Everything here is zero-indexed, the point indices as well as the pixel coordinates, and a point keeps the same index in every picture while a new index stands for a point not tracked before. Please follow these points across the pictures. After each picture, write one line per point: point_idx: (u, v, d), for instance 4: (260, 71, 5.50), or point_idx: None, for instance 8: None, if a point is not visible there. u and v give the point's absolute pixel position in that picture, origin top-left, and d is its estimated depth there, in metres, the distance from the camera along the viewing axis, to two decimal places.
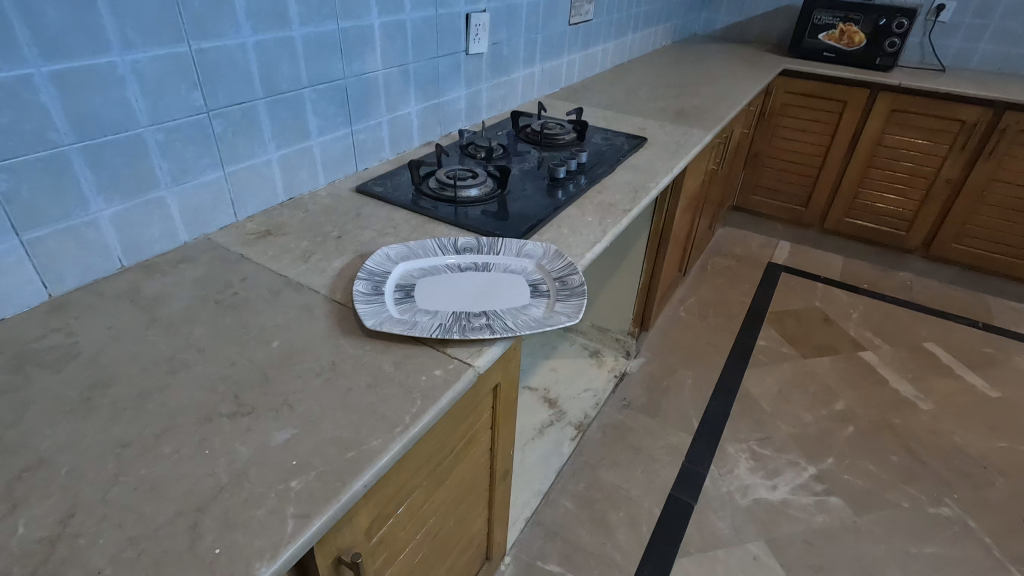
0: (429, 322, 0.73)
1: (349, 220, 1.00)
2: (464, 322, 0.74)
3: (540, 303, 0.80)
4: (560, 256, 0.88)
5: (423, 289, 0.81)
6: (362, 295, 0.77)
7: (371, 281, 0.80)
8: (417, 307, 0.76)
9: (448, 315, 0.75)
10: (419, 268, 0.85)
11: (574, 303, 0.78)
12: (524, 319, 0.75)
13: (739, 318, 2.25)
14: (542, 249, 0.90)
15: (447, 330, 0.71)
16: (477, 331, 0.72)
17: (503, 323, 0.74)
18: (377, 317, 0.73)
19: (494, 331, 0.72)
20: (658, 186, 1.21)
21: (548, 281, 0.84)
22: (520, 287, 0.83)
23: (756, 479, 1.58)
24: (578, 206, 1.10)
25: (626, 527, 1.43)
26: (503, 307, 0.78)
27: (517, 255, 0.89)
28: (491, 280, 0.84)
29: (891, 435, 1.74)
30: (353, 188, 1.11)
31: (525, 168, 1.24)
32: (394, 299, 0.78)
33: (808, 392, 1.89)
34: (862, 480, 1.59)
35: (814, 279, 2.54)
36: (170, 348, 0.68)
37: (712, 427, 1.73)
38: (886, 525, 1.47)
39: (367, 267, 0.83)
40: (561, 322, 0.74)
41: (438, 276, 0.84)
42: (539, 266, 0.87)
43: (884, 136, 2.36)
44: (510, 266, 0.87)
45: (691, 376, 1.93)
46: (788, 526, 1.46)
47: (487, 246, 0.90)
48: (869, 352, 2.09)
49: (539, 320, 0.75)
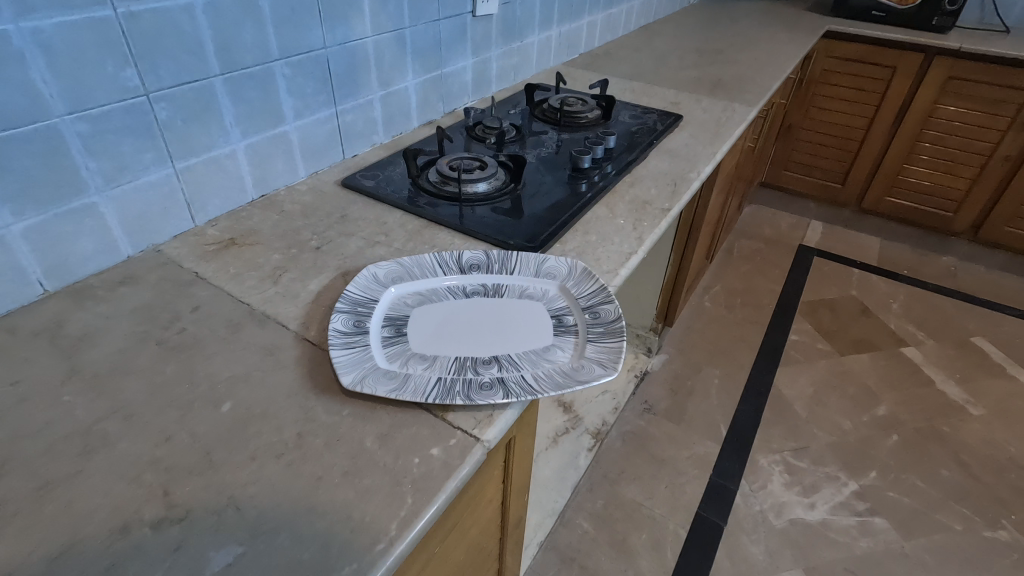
0: (424, 379, 0.56)
1: (333, 224, 0.83)
2: (468, 379, 0.57)
3: (566, 347, 0.63)
4: (589, 276, 0.71)
5: (419, 322, 0.65)
6: (339, 335, 0.60)
7: (354, 315, 0.64)
8: (410, 353, 0.60)
9: (448, 368, 0.59)
10: (416, 291, 0.69)
11: (612, 347, 0.61)
12: (547, 373, 0.58)
13: (769, 309, 2.07)
14: (567, 266, 0.73)
15: (446, 392, 0.55)
16: (486, 395, 0.55)
17: (519, 381, 0.57)
18: (356, 371, 0.56)
19: (508, 394, 0.55)
20: (700, 176, 1.02)
21: (575, 311, 0.67)
22: (541, 321, 0.66)
23: (791, 496, 1.44)
24: (606, 203, 0.92)
25: (649, 552, 1.30)
26: (521, 353, 0.61)
27: (536, 274, 0.72)
28: (503, 310, 0.67)
29: (939, 445, 1.59)
30: (339, 182, 0.93)
31: (543, 154, 1.05)
32: (381, 338, 0.62)
33: (847, 394, 1.74)
34: (909, 497, 1.45)
35: (849, 264, 2.35)
36: (88, 415, 0.53)
37: (742, 435, 1.59)
38: (937, 551, 1.33)
39: (347, 293, 0.66)
40: (596, 379, 0.57)
41: (437, 305, 0.67)
42: (564, 290, 0.70)
43: (937, 107, 2.12)
44: (527, 289, 0.70)
45: (718, 375, 1.77)
46: (828, 552, 1.32)
47: (499, 262, 0.73)
48: (912, 348, 1.92)
49: (565, 372, 0.58)
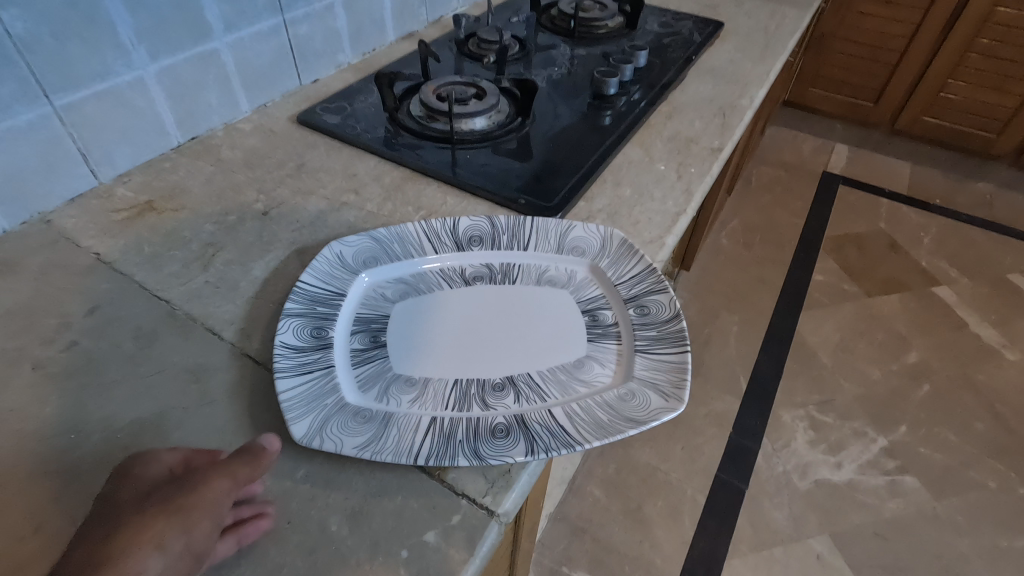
0: (411, 425, 0.39)
1: (286, 177, 0.63)
2: (474, 423, 0.40)
3: (608, 361, 0.46)
4: (630, 250, 0.53)
5: (403, 329, 0.48)
6: (289, 351, 0.43)
7: (311, 320, 0.46)
8: (390, 377, 0.43)
9: (445, 403, 0.42)
10: (398, 279, 0.52)
11: (670, 363, 0.44)
12: (584, 408, 0.41)
13: (792, 246, 1.90)
14: (598, 236, 0.54)
15: (442, 447, 0.38)
16: (500, 451, 0.38)
17: (547, 423, 0.40)
18: (313, 412, 0.39)
19: (534, 448, 0.38)
20: (753, 103, 0.81)
21: (614, 306, 0.50)
22: (568, 321, 0.49)
23: (817, 455, 1.34)
24: (639, 142, 0.72)
25: (666, 521, 1.22)
26: (546, 373, 0.44)
27: (558, 249, 0.54)
28: (515, 303, 0.50)
29: (972, 395, 1.49)
30: (295, 118, 0.72)
31: (554, 76, 0.83)
32: (348, 355, 0.45)
33: (875, 341, 1.61)
34: (942, 454, 1.36)
35: (878, 193, 2.16)
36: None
37: (763, 389, 1.47)
38: (970, 512, 1.26)
39: (298, 285, 0.48)
40: (657, 417, 0.40)
41: (427, 299, 0.50)
42: (597, 272, 0.52)
43: (995, 11, 1.83)
44: (548, 272, 0.53)
45: (737, 323, 1.64)
46: (856, 516, 1.24)
47: (508, 233, 0.55)
48: (945, 289, 1.78)
49: (610, 407, 0.41)
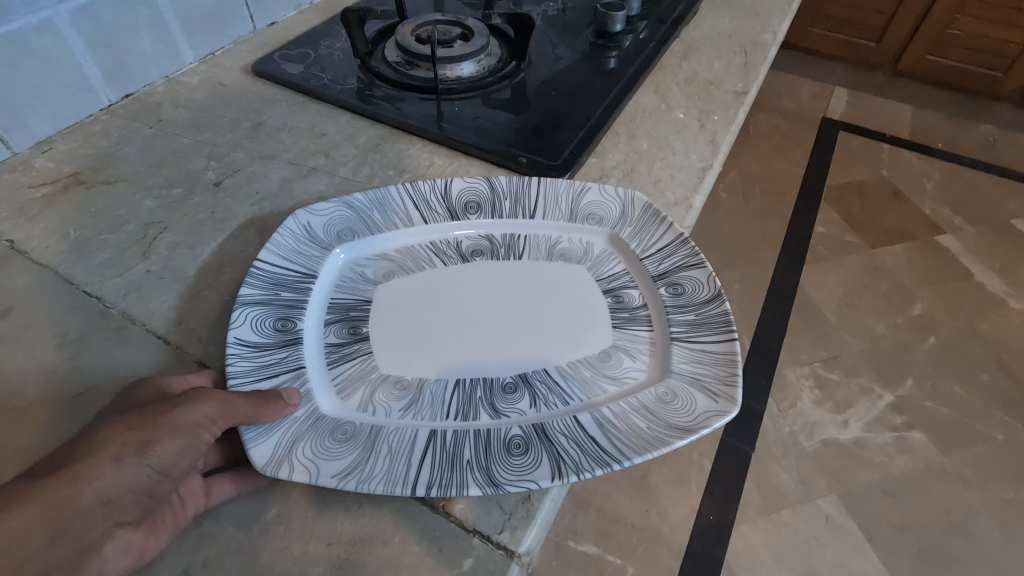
0: (405, 441, 0.36)
1: (241, 139, 0.53)
2: (490, 436, 0.36)
3: (639, 354, 0.42)
4: (658, 218, 0.48)
5: (389, 314, 0.43)
6: (247, 347, 0.38)
7: (275, 309, 0.42)
8: (374, 380, 0.39)
9: (448, 412, 0.38)
10: (380, 257, 0.47)
11: (717, 354, 0.40)
12: (617, 416, 0.38)
13: (792, 197, 1.83)
14: (615, 204, 0.50)
15: (451, 468, 0.34)
16: (521, 472, 0.34)
17: (574, 433, 0.37)
18: (279, 429, 0.35)
19: (562, 466, 0.34)
20: (777, 39, 0.71)
21: (643, 286, 0.46)
22: (585, 303, 0.45)
23: (823, 414, 1.31)
24: (652, 87, 0.63)
25: (672, 488, 1.18)
26: (566, 370, 0.41)
27: (569, 218, 0.49)
28: (522, 282, 0.46)
29: (978, 346, 1.46)
30: (249, 68, 0.61)
31: (550, 12, 0.72)
32: (323, 350, 0.41)
33: (879, 294, 1.56)
34: (948, 407, 1.34)
35: (879, 138, 2.07)
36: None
37: (766, 348, 1.43)
38: (978, 466, 1.24)
39: (257, 266, 0.43)
40: (705, 421, 0.36)
41: (420, 277, 0.46)
42: (618, 244, 0.48)
43: None
44: (560, 246, 0.49)
45: (738, 280, 1.58)
46: (864, 475, 1.22)
47: (510, 199, 0.50)
48: (949, 237, 1.73)
49: (649, 409, 0.38)
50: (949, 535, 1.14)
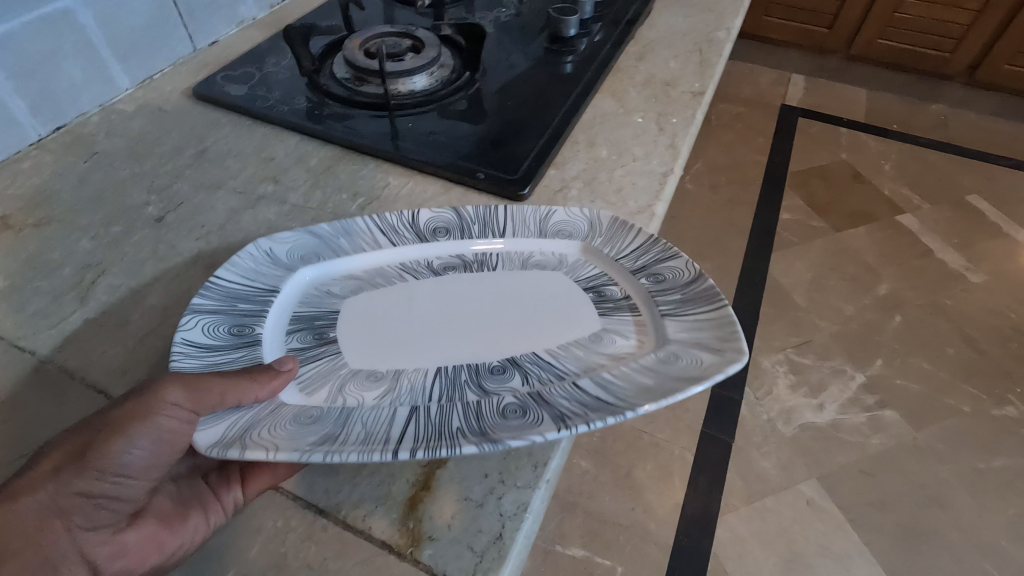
0: (383, 420, 0.35)
1: (184, 168, 0.51)
2: (478, 411, 0.36)
3: (628, 333, 0.42)
4: (627, 228, 0.47)
5: (356, 331, 0.42)
6: (198, 346, 0.38)
7: (229, 317, 0.41)
8: (343, 374, 0.39)
9: (431, 395, 0.38)
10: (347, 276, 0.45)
11: (710, 320, 0.40)
12: (613, 377, 0.37)
13: (757, 185, 1.85)
14: (582, 220, 0.48)
15: (440, 434, 0.34)
16: (522, 429, 0.34)
17: (571, 395, 0.36)
18: (231, 419, 0.35)
19: (566, 418, 0.34)
20: (730, 36, 0.71)
21: (622, 279, 0.45)
22: (561, 288, 0.44)
23: (799, 399, 1.33)
24: (609, 92, 0.62)
25: (656, 484, 1.19)
26: (552, 350, 0.40)
27: (539, 235, 0.48)
28: (498, 288, 0.44)
29: (942, 321, 1.50)
30: (190, 91, 0.58)
31: (502, 18, 0.71)
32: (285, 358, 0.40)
33: (846, 276, 1.59)
34: (918, 383, 1.37)
35: (836, 122, 2.12)
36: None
37: (741, 337, 1.44)
38: (949, 439, 1.27)
39: (211, 279, 0.42)
40: (713, 371, 0.36)
41: (387, 293, 0.44)
42: (592, 252, 0.47)
43: None
44: (534, 258, 0.47)
45: (709, 271, 1.59)
46: (842, 456, 1.24)
47: (479, 222, 0.48)
48: (908, 216, 1.77)
49: (646, 370, 0.38)
50: (925, 508, 1.17)
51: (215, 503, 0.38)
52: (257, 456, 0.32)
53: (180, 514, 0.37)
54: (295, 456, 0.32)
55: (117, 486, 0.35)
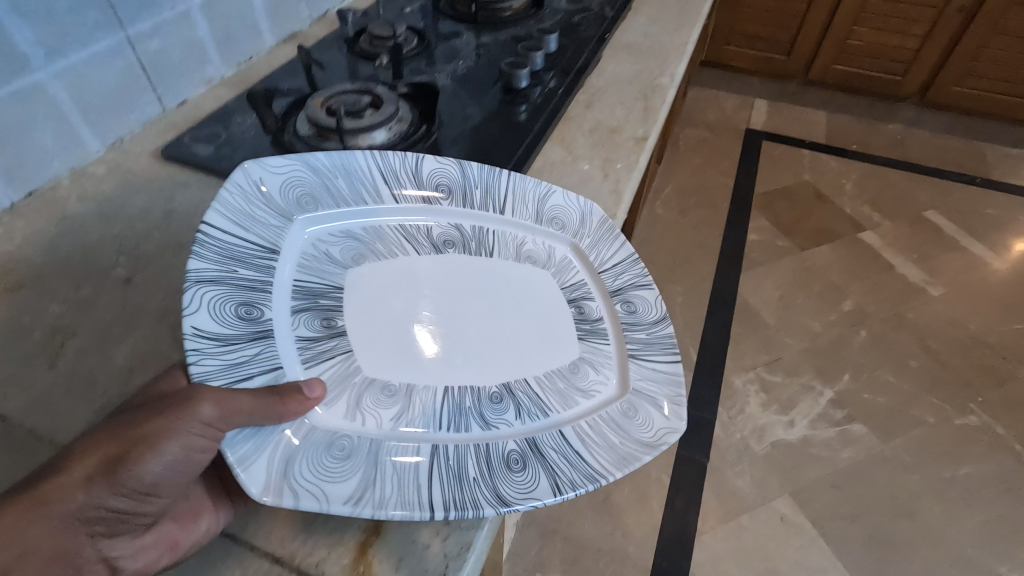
0: (407, 459, 0.39)
1: (153, 228, 0.53)
2: (486, 454, 0.40)
3: (605, 369, 0.47)
4: (613, 235, 0.56)
5: (359, 305, 0.48)
6: (211, 340, 0.40)
7: (235, 297, 0.44)
8: (359, 384, 0.43)
9: (440, 424, 0.42)
10: (347, 237, 0.53)
11: (666, 374, 0.46)
12: (596, 428, 0.42)
13: (725, 207, 1.92)
14: (572, 213, 0.57)
15: (458, 487, 0.37)
16: (525, 488, 0.38)
17: (561, 447, 0.41)
18: (265, 448, 0.37)
19: (558, 482, 0.38)
20: (673, 81, 0.76)
21: (601, 295, 0.53)
22: (554, 325, 0.50)
23: (770, 416, 1.36)
24: (559, 141, 0.66)
25: (634, 507, 1.21)
26: (545, 383, 0.46)
27: (533, 220, 0.57)
28: (497, 296, 0.51)
29: (905, 334, 1.55)
30: (159, 151, 0.61)
31: (459, 71, 0.75)
32: (296, 342, 0.44)
33: (812, 293, 1.65)
34: (884, 396, 1.41)
35: (798, 144, 2.20)
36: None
37: (713, 357, 1.48)
38: (916, 449, 1.31)
39: (213, 241, 0.45)
40: (663, 439, 0.41)
41: (396, 284, 0.50)
42: (578, 252, 0.55)
43: None
44: (526, 248, 0.55)
45: (681, 293, 1.63)
46: (813, 471, 1.27)
47: (480, 190, 0.57)
48: (870, 233, 1.84)
49: (621, 422, 0.43)
50: (895, 519, 1.20)
51: (226, 500, 0.41)
52: (309, 506, 0.35)
53: (193, 510, 0.39)
54: (343, 512, 0.35)
55: (137, 501, 0.35)
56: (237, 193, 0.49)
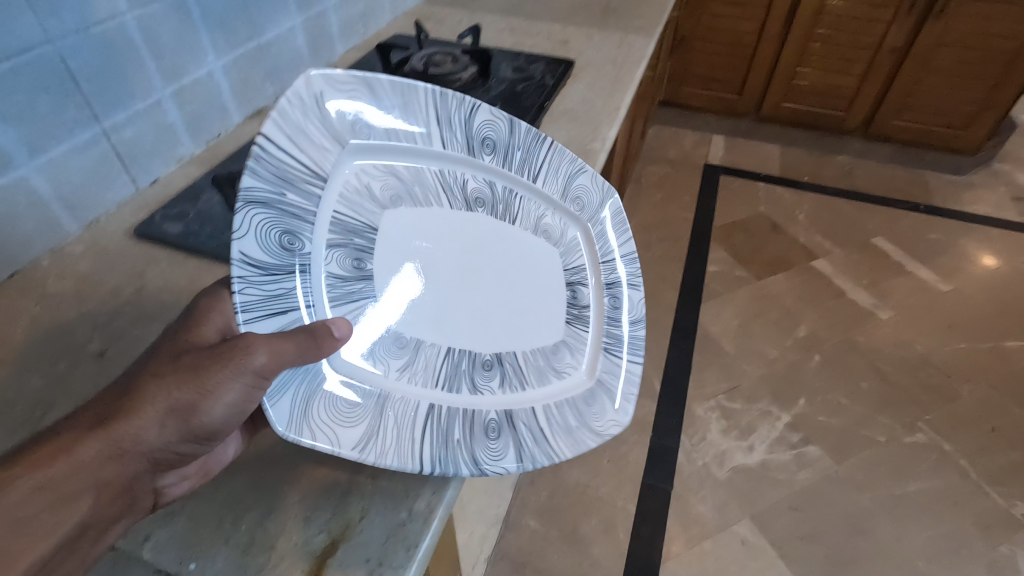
0: (409, 413, 0.49)
1: (125, 304, 0.59)
2: (474, 418, 0.50)
3: (576, 352, 0.59)
4: (625, 230, 0.67)
5: (392, 244, 0.56)
6: (255, 268, 0.46)
7: (282, 224, 0.48)
8: (376, 331, 0.52)
9: (437, 379, 0.51)
10: (387, 172, 0.57)
11: (626, 371, 0.58)
12: (558, 406, 0.53)
13: (685, 240, 2.01)
14: (592, 200, 0.67)
15: (446, 449, 0.47)
16: (498, 455, 0.48)
17: (530, 423, 0.51)
18: (289, 391, 0.45)
19: (525, 454, 0.48)
20: (605, 145, 0.84)
21: (592, 278, 0.64)
22: (551, 303, 0.60)
23: (730, 442, 1.43)
24: None
25: (602, 537, 1.25)
26: (529, 360, 0.56)
27: (559, 197, 0.66)
28: (507, 266, 0.60)
29: (856, 357, 1.64)
30: (132, 229, 0.67)
31: None
32: (328, 277, 0.51)
33: (769, 320, 1.73)
34: (837, 418, 1.49)
35: (754, 177, 2.32)
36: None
37: (676, 386, 1.55)
38: (868, 468, 1.38)
39: (267, 160, 0.47)
40: (608, 431, 0.53)
41: (427, 237, 0.58)
42: (586, 236, 0.65)
43: (826, 4, 2.04)
44: (544, 222, 0.64)
45: (645, 325, 1.71)
46: (772, 494, 1.33)
47: (521, 155, 0.64)
48: (822, 261, 1.94)
49: (579, 411, 0.53)
50: (850, 537, 1.26)
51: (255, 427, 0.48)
52: (325, 447, 0.44)
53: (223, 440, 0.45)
54: (353, 456, 0.44)
55: (195, 444, 0.39)
56: (303, 109, 0.50)
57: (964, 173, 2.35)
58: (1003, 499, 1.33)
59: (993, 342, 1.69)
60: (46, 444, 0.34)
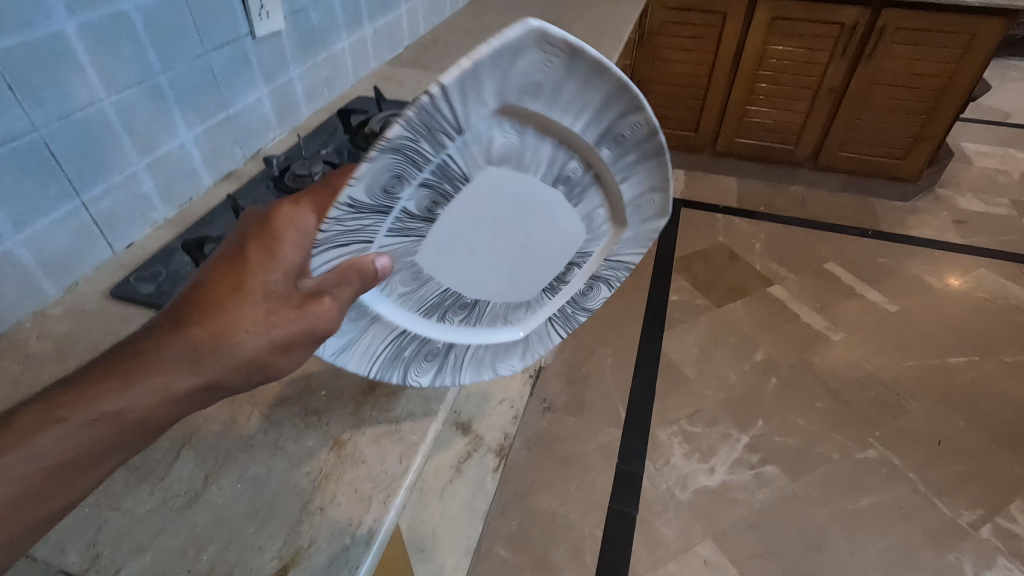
0: (385, 331, 0.55)
1: None
2: (425, 349, 0.59)
3: (530, 307, 0.66)
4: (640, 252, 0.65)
5: (470, 197, 0.48)
6: (352, 209, 0.38)
7: (397, 165, 0.39)
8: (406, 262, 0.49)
9: (421, 306, 0.56)
10: (516, 129, 0.45)
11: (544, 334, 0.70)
12: (485, 348, 0.65)
13: (649, 272, 2.11)
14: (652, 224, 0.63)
15: (390, 369, 0.58)
16: (419, 376, 0.61)
17: (457, 356, 0.64)
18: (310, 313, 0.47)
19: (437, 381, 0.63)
20: None
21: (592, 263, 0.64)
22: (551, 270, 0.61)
23: (692, 465, 1.49)
24: None
25: (570, 562, 1.30)
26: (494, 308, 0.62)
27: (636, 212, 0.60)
28: (545, 246, 0.57)
29: (811, 378, 1.72)
30: (109, 290, 0.74)
31: None
32: (400, 217, 0.44)
33: (728, 346, 1.82)
34: (793, 437, 1.56)
35: (713, 209, 2.44)
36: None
37: (640, 413, 1.62)
38: (823, 485, 1.45)
39: (429, 104, 0.37)
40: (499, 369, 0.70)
41: (504, 207, 0.51)
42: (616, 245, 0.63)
43: (767, 48, 2.21)
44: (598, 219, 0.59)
45: (611, 355, 1.78)
46: (732, 514, 1.39)
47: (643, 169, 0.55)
48: (778, 287, 2.05)
49: (492, 355, 0.67)
50: (806, 553, 1.32)
51: None
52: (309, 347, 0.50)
53: None
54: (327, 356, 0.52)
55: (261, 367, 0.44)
56: (499, 61, 0.37)
57: (909, 199, 2.49)
58: (950, 510, 1.40)
59: (939, 359, 1.79)
60: (140, 368, 0.39)
